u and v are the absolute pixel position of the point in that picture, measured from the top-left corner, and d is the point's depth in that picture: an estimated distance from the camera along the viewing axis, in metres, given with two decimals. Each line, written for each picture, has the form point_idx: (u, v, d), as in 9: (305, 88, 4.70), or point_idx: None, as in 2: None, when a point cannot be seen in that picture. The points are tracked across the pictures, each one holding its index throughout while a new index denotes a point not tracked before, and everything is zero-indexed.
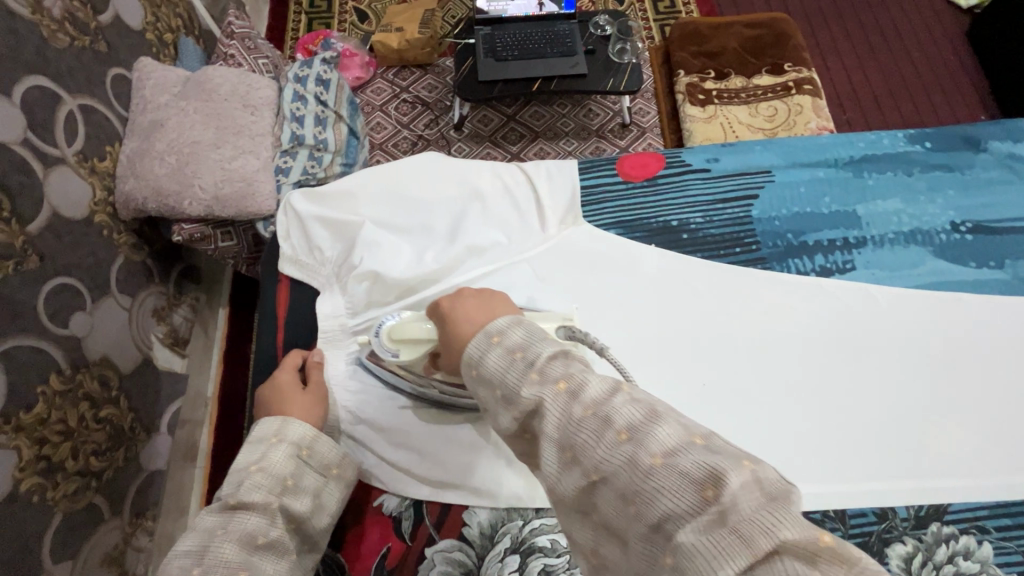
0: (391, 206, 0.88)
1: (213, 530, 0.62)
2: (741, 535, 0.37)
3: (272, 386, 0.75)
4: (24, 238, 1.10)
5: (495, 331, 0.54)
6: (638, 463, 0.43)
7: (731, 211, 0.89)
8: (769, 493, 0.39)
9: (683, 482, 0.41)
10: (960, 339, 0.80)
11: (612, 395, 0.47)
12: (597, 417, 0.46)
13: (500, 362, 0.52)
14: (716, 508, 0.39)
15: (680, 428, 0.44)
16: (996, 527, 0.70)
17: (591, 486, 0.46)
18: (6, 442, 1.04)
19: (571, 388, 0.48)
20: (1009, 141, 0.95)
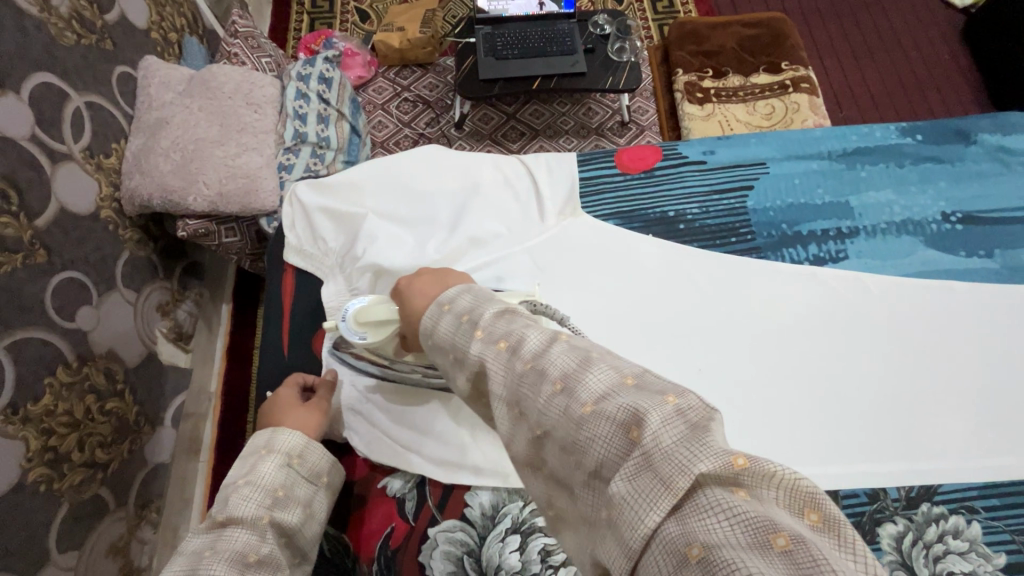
0: (394, 198, 0.90)
1: (201, 551, 0.60)
2: (661, 477, 0.36)
3: (272, 403, 0.77)
4: (32, 233, 1.12)
5: (446, 300, 0.57)
6: (572, 414, 0.43)
7: (727, 202, 0.91)
8: (691, 425, 0.38)
9: (610, 427, 0.41)
10: (953, 326, 0.82)
11: (549, 348, 0.48)
12: (534, 370, 0.47)
13: (449, 329, 0.55)
14: (640, 451, 0.38)
15: (611, 373, 0.45)
16: (985, 507, 0.71)
17: (538, 442, 0.46)
18: (13, 432, 1.05)
19: (511, 345, 0.49)
20: (999, 134, 0.96)
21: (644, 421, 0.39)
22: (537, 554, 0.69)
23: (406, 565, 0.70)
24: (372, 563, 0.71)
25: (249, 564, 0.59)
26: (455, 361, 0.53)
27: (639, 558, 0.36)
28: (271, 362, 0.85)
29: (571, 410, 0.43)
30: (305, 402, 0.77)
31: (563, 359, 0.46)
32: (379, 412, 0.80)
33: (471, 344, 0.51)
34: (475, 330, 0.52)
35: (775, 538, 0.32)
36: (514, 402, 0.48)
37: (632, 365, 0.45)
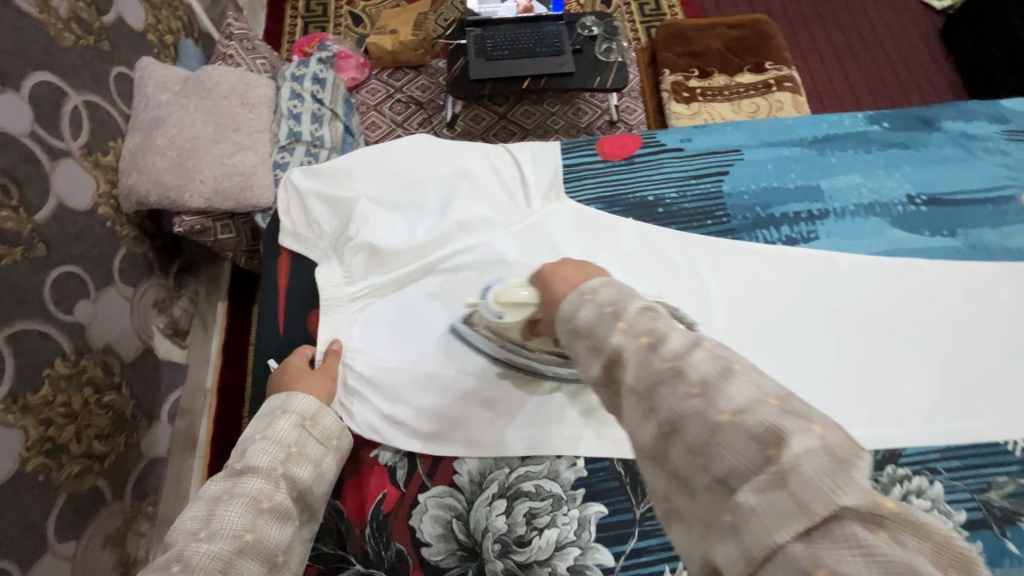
0: (385, 184, 0.94)
1: (219, 496, 0.64)
2: (798, 500, 0.37)
3: (284, 370, 0.80)
4: (32, 227, 1.15)
5: (588, 289, 0.53)
6: (707, 419, 0.42)
7: (703, 186, 0.96)
8: (836, 457, 0.38)
9: (747, 442, 0.40)
10: (917, 299, 0.86)
11: (691, 349, 0.46)
12: (672, 369, 0.45)
13: (590, 317, 0.50)
14: (775, 469, 0.38)
15: (752, 387, 0.43)
16: (947, 468, 0.75)
17: (664, 438, 0.45)
18: (13, 422, 1.08)
19: (653, 341, 0.47)
20: (960, 121, 1.02)
21: (784, 440, 0.39)
22: (524, 516, 0.73)
23: (397, 528, 0.74)
24: (365, 526, 0.75)
25: (263, 509, 0.64)
26: (591, 349, 0.50)
27: (758, 566, 0.38)
28: (269, 344, 0.88)
29: (705, 417, 0.42)
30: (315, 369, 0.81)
31: (706, 363, 0.44)
32: (368, 388, 0.82)
33: (612, 333, 0.48)
34: (614, 318, 0.49)
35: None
36: (644, 394, 0.46)
37: (776, 384, 0.43)
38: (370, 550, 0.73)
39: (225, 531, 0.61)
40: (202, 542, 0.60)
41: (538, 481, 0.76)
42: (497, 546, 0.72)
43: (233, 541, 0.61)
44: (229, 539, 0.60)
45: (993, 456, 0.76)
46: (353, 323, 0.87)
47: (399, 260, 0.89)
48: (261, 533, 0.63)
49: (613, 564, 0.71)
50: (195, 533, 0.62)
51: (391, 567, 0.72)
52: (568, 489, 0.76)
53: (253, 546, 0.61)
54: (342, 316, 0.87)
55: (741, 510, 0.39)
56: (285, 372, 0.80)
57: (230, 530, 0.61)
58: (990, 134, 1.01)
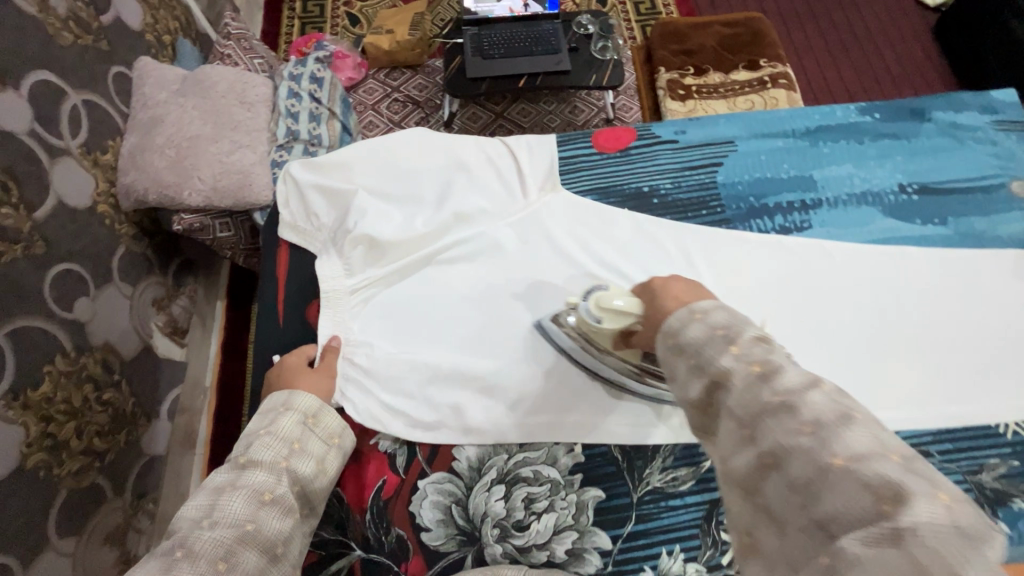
0: (383, 176, 0.95)
1: (222, 486, 0.65)
2: (913, 559, 0.35)
3: (281, 367, 0.81)
4: (31, 224, 1.16)
5: (699, 308, 0.55)
6: (817, 459, 0.41)
7: (697, 177, 0.97)
8: (962, 529, 0.36)
9: (861, 492, 0.39)
10: (908, 286, 0.88)
11: (807, 388, 0.45)
12: (781, 403, 0.45)
13: (699, 334, 0.53)
14: (892, 526, 0.37)
15: (874, 440, 0.41)
16: (939, 451, 0.77)
17: (761, 471, 0.45)
18: (14, 418, 1.08)
19: (765, 370, 0.47)
20: (951, 112, 1.03)
21: (905, 500, 0.38)
22: (522, 501, 0.74)
23: (397, 514, 0.75)
24: (365, 513, 0.76)
25: (265, 501, 0.64)
26: (693, 366, 0.52)
27: None
28: (269, 339, 0.89)
29: (816, 456, 0.42)
30: (315, 367, 0.82)
31: (822, 404, 0.44)
32: (370, 377, 0.83)
33: (722, 354, 0.50)
34: (725, 341, 0.51)
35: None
36: (745, 423, 0.46)
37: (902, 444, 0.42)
38: (370, 536, 0.74)
39: (227, 520, 0.62)
40: (205, 529, 0.61)
41: (536, 467, 0.77)
42: (496, 531, 0.73)
43: (234, 529, 0.61)
44: (230, 527, 0.61)
45: (986, 439, 0.77)
46: (354, 314, 0.88)
47: (397, 253, 0.90)
48: (263, 524, 0.63)
49: (610, 548, 0.72)
50: (199, 520, 0.62)
51: (390, 553, 0.73)
52: (566, 474, 0.77)
53: (253, 535, 0.62)
54: (343, 308, 0.88)
55: (844, 557, 0.38)
56: (284, 370, 0.80)
57: (232, 518, 0.62)
58: (980, 125, 1.02)
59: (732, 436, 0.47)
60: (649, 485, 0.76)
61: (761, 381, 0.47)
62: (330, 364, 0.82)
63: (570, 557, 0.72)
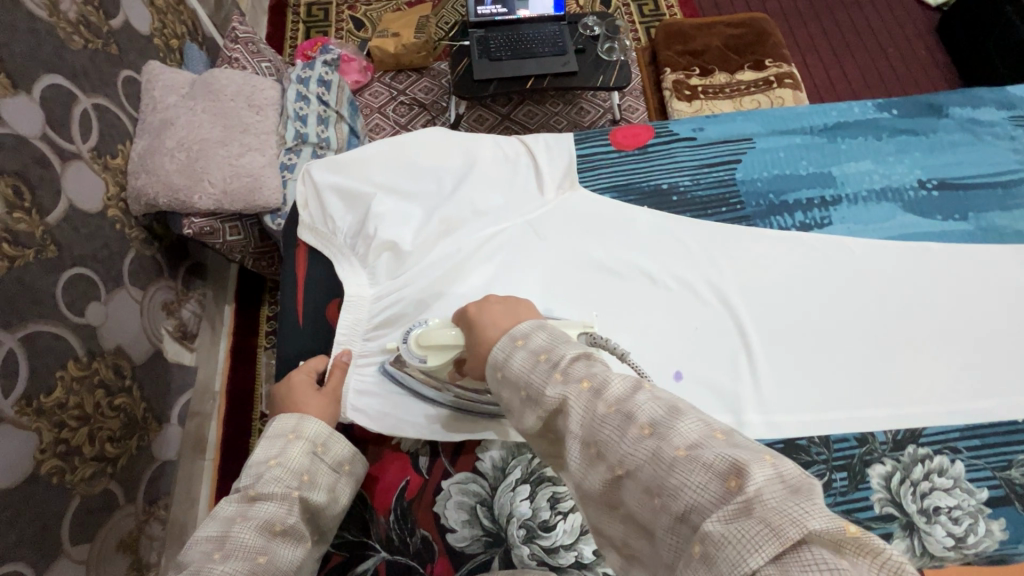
0: (400, 175, 0.94)
1: (233, 517, 0.63)
2: (769, 523, 0.37)
3: (287, 386, 0.77)
4: (43, 229, 1.16)
5: (519, 334, 0.58)
6: (664, 457, 0.44)
7: (717, 174, 0.97)
8: (790, 486, 0.39)
9: (708, 475, 0.41)
10: (932, 281, 0.87)
11: (634, 393, 0.50)
12: (619, 413, 0.48)
13: (524, 364, 0.56)
14: (741, 498, 0.39)
15: (702, 424, 0.46)
16: (967, 447, 0.76)
17: (616, 481, 0.47)
18: (28, 424, 1.07)
19: (594, 386, 0.51)
20: (967, 107, 1.03)
21: (745, 471, 0.40)
22: (548, 501, 0.74)
23: (422, 514, 0.74)
24: (389, 514, 0.75)
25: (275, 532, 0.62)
26: (528, 398, 0.55)
27: None
28: (288, 346, 0.88)
29: (661, 452, 0.45)
30: (321, 389, 0.78)
31: (652, 405, 0.48)
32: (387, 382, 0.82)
33: (551, 385, 0.53)
34: (551, 369, 0.54)
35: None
36: (590, 441, 0.49)
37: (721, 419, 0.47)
38: (394, 537, 0.73)
39: (239, 552, 0.59)
40: (216, 563, 0.58)
41: None
42: (522, 532, 0.72)
43: (246, 562, 0.59)
44: (242, 560, 0.59)
45: (1013, 435, 0.77)
46: (376, 318, 0.86)
47: (417, 256, 0.88)
48: (275, 555, 0.61)
49: None
50: (210, 553, 0.60)
51: (416, 554, 0.72)
52: None
53: (266, 567, 0.59)
54: (364, 312, 0.87)
55: (709, 541, 0.38)
56: (291, 389, 0.76)
57: (245, 550, 0.60)
58: (997, 120, 1.02)
59: (580, 456, 0.49)
60: None
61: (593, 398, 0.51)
62: (336, 387, 0.78)
63: (597, 557, 0.71)
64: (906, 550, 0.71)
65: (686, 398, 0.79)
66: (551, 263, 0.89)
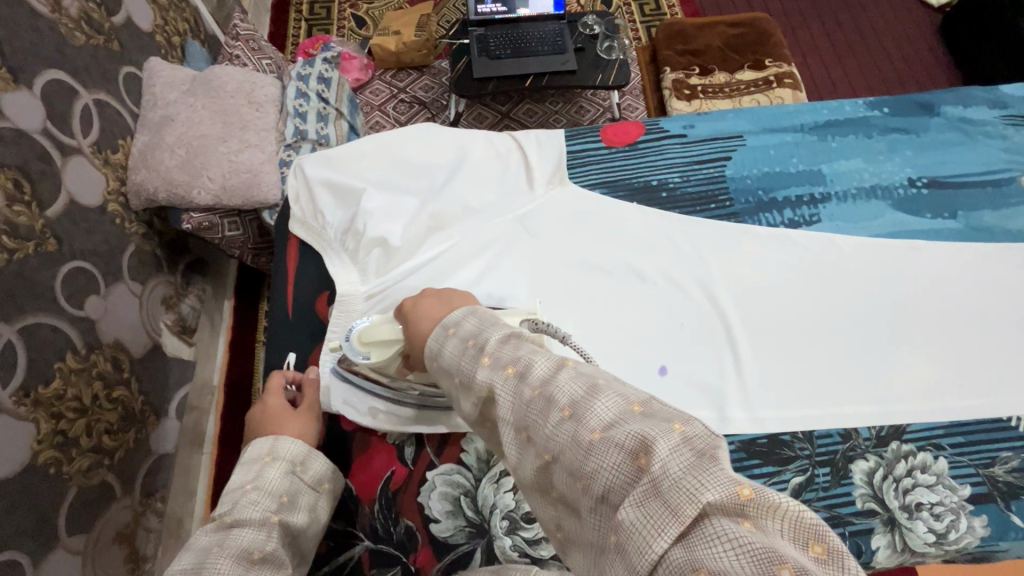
0: (391, 171, 0.95)
1: (209, 547, 0.59)
2: (668, 503, 0.35)
3: (261, 411, 0.77)
4: (43, 222, 1.17)
5: (451, 323, 0.58)
6: (580, 440, 0.42)
7: (706, 171, 0.97)
8: (697, 452, 0.38)
9: (618, 455, 0.40)
10: (919, 278, 0.87)
11: (557, 373, 0.47)
12: (542, 397, 0.46)
13: (455, 352, 0.55)
14: (648, 478, 0.37)
15: (618, 400, 0.44)
16: (950, 444, 0.77)
17: (545, 467, 0.45)
18: (25, 414, 1.09)
19: (518, 371, 0.49)
20: (959, 106, 1.03)
21: (651, 446, 0.39)
22: None
23: (406, 505, 0.75)
24: (374, 504, 0.76)
25: (254, 561, 0.59)
26: (462, 385, 0.53)
27: None
28: (280, 339, 0.89)
29: (579, 436, 0.42)
30: (296, 409, 0.78)
31: (571, 384, 0.46)
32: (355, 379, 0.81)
33: (478, 370, 0.51)
34: (479, 354, 0.52)
35: (779, 570, 0.31)
36: (522, 426, 0.47)
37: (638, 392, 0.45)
38: (378, 527, 0.74)
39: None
40: None
41: None
42: (505, 523, 0.73)
43: None
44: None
45: (997, 432, 0.77)
46: (365, 314, 0.85)
47: (406, 252, 0.89)
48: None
49: None
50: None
51: (399, 543, 0.73)
52: None
53: None
54: (356, 311, 0.86)
55: (622, 529, 0.37)
56: (266, 411, 0.76)
57: None
58: (989, 119, 1.02)
59: (512, 442, 0.48)
60: None
61: (518, 383, 0.49)
62: (312, 402, 0.79)
63: None
64: (886, 545, 0.71)
65: (672, 393, 0.79)
66: (539, 259, 0.89)
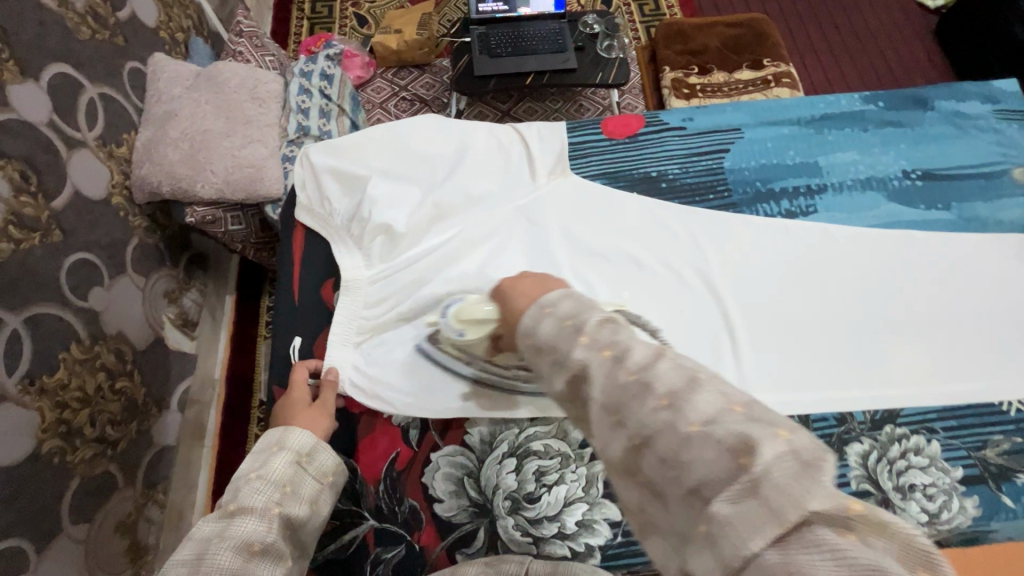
0: (396, 161, 0.96)
1: (210, 537, 0.59)
2: (771, 507, 0.36)
3: (285, 404, 0.77)
4: (49, 213, 1.18)
5: (548, 303, 0.53)
6: (676, 430, 0.41)
7: (705, 163, 0.99)
8: (803, 461, 0.37)
9: (716, 451, 0.39)
10: (912, 267, 0.89)
11: (655, 360, 0.45)
12: (638, 382, 0.44)
13: (551, 330, 0.50)
14: (746, 476, 0.37)
15: (717, 396, 0.42)
16: (944, 428, 0.78)
17: (634, 450, 0.44)
18: (30, 403, 1.10)
19: (616, 354, 0.46)
20: (953, 101, 1.05)
21: (755, 447, 0.38)
22: (533, 474, 0.76)
23: (410, 485, 0.77)
24: (379, 483, 0.77)
25: (255, 553, 0.58)
26: (553, 363, 0.49)
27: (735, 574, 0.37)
28: (285, 324, 0.90)
29: (676, 428, 0.41)
30: (312, 404, 0.77)
31: (671, 374, 0.44)
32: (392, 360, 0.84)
33: (574, 348, 0.48)
34: (576, 333, 0.49)
35: None
36: (613, 408, 0.45)
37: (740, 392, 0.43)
38: (383, 505, 0.76)
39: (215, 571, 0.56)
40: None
41: (546, 440, 0.78)
42: (507, 503, 0.74)
43: None
44: None
45: (989, 416, 0.79)
46: (371, 300, 0.88)
47: (410, 239, 0.91)
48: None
49: (621, 518, 0.73)
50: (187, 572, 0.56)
51: (404, 522, 0.75)
52: (576, 448, 0.77)
53: None
54: (361, 296, 0.89)
55: (713, 521, 0.38)
56: (284, 404, 0.77)
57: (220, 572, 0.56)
58: (983, 113, 1.04)
59: (604, 423, 0.46)
60: None
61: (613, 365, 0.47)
62: (326, 400, 0.78)
63: (581, 528, 0.73)
64: None
65: None
66: (540, 248, 0.91)
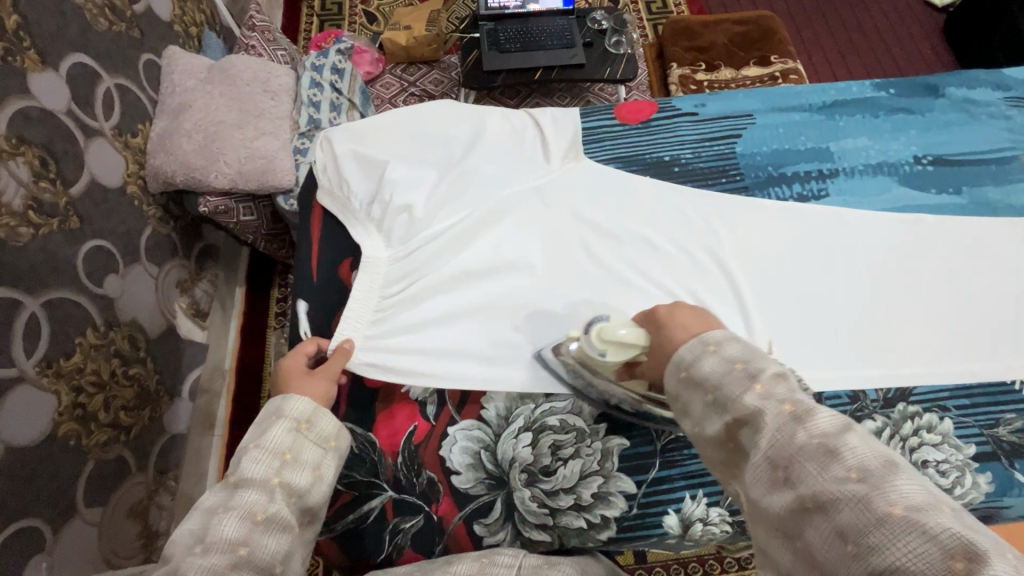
0: (413, 144, 0.98)
1: (214, 509, 0.60)
2: None
3: (282, 375, 0.77)
4: (67, 200, 1.20)
5: (711, 340, 0.56)
6: (872, 507, 0.40)
7: (717, 148, 1.00)
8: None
9: (927, 544, 0.38)
10: (921, 248, 0.90)
11: (845, 433, 0.45)
12: (822, 447, 0.45)
13: (715, 369, 0.53)
14: None
15: (926, 491, 0.41)
16: (956, 406, 0.79)
17: (803, 513, 0.44)
18: (47, 385, 1.11)
19: (797, 412, 0.47)
20: (964, 88, 1.06)
21: (980, 557, 0.36)
22: (549, 448, 0.77)
23: (428, 457, 0.78)
24: (397, 456, 0.78)
25: (257, 522, 0.59)
26: (715, 403, 0.52)
27: None
28: (303, 297, 0.92)
29: (871, 505, 0.41)
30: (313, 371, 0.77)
31: (865, 450, 0.43)
32: (419, 336, 0.85)
33: (749, 394, 0.50)
34: (750, 380, 0.51)
35: None
36: (780, 465, 0.46)
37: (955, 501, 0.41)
38: (402, 478, 0.77)
39: (219, 545, 0.57)
40: (196, 556, 0.56)
41: (561, 415, 0.79)
42: (524, 475, 0.76)
43: (226, 555, 0.56)
44: (222, 554, 0.56)
45: (1001, 395, 0.80)
46: (391, 278, 0.89)
47: (425, 218, 0.92)
48: (255, 547, 0.58)
49: (635, 491, 0.76)
50: (191, 545, 0.58)
51: (422, 493, 0.76)
52: (592, 423, 0.79)
53: (246, 559, 0.57)
54: (380, 275, 0.90)
55: None
56: (283, 374, 0.77)
57: (223, 543, 0.57)
58: (993, 101, 1.05)
59: (765, 479, 0.47)
60: (672, 434, 0.78)
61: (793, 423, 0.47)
62: (334, 366, 0.78)
63: (597, 500, 0.75)
64: None
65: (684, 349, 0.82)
66: (551, 227, 0.92)
